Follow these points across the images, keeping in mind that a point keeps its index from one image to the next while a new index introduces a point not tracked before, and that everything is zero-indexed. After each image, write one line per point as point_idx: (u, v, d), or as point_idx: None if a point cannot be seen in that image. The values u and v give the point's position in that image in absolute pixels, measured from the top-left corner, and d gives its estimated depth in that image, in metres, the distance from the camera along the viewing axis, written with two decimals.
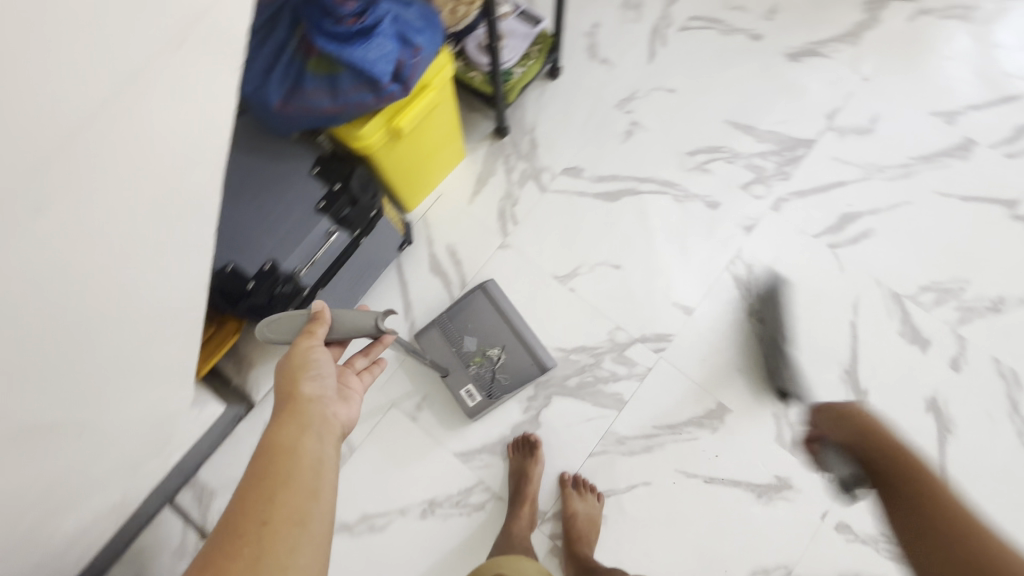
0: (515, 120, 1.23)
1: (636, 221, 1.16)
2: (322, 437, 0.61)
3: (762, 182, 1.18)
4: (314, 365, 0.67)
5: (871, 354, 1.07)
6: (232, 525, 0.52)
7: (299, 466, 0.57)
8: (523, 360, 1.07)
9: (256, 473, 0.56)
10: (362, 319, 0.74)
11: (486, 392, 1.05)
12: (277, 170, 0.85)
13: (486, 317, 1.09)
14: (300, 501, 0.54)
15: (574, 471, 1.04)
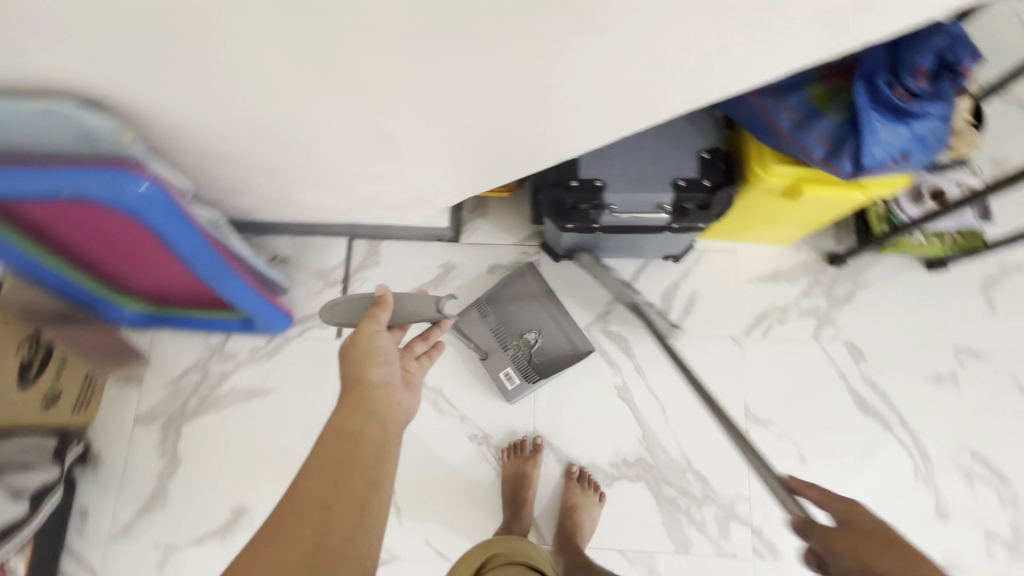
0: (856, 264, 1.10)
1: (861, 446, 1.01)
2: (386, 426, 0.64)
3: (1007, 549, 0.97)
4: (379, 352, 0.71)
5: None
6: (295, 503, 0.56)
7: (362, 455, 0.60)
8: (558, 340, 1.07)
9: (322, 456, 0.59)
10: (424, 301, 0.80)
11: (524, 375, 1.04)
12: (678, 128, 0.84)
13: (522, 299, 1.08)
14: (360, 488, 0.57)
15: (580, 464, 1.03)
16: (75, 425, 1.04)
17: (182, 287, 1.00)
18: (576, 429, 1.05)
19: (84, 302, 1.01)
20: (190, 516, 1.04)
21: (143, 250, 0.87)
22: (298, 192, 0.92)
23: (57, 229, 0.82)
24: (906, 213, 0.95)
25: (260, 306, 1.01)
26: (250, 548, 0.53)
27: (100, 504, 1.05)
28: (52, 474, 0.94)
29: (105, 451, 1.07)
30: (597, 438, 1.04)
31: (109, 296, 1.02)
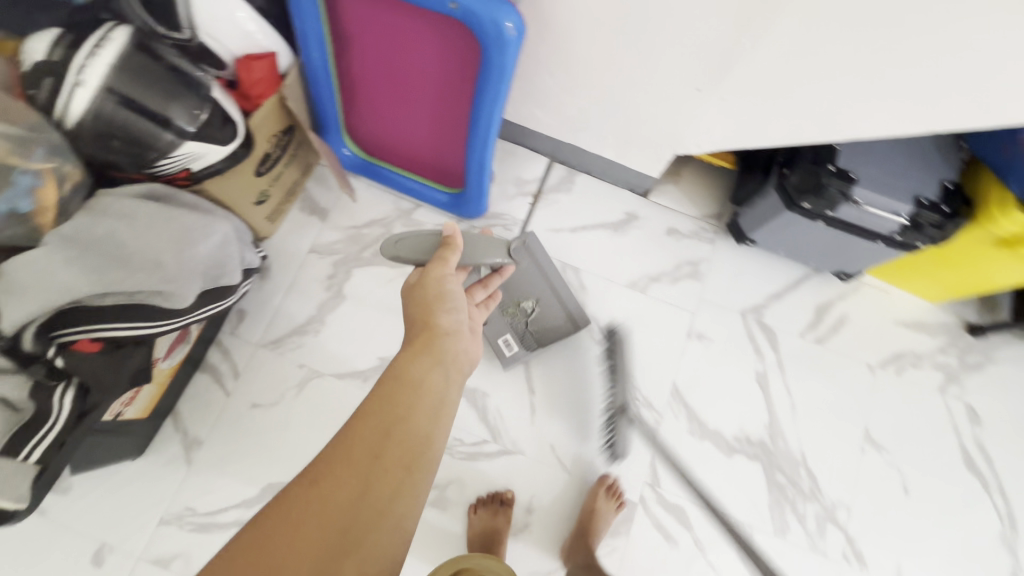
0: (991, 340, 1.19)
1: (958, 499, 1.09)
2: (447, 376, 0.71)
3: None
4: (448, 297, 0.80)
5: None
6: (351, 441, 0.61)
7: (422, 404, 0.67)
8: (552, 307, 1.08)
9: (385, 400, 0.66)
10: (495, 249, 0.91)
11: (520, 342, 1.07)
12: (932, 155, 0.94)
13: (524, 265, 1.07)
14: (413, 438, 0.63)
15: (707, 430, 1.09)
16: (264, 234, 1.08)
17: (417, 137, 1.06)
18: (711, 397, 1.11)
19: (319, 124, 1.06)
20: (338, 352, 1.08)
21: (425, 81, 0.94)
22: (565, 94, 0.99)
23: (368, 33, 0.89)
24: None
25: (478, 182, 1.05)
26: (301, 483, 0.58)
27: (259, 312, 1.09)
28: (257, 260, 0.95)
29: (279, 267, 1.12)
30: (726, 411, 1.11)
31: (340, 123, 1.07)
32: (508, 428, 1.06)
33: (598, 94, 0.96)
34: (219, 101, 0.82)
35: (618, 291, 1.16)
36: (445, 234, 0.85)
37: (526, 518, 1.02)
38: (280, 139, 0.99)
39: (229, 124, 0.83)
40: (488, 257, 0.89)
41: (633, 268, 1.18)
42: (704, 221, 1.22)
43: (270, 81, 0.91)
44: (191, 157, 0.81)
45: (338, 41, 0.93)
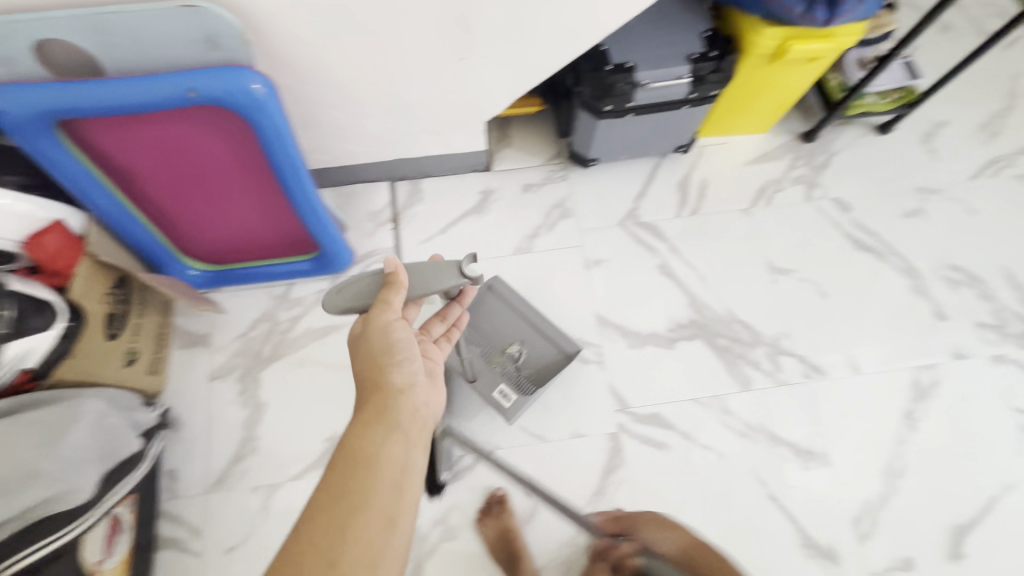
0: (824, 138, 1.32)
1: (865, 277, 1.20)
2: (408, 440, 0.66)
3: (997, 334, 1.16)
4: (399, 348, 0.73)
5: (990, 532, 1.03)
6: (296, 547, 0.56)
7: (385, 479, 0.62)
8: (537, 348, 1.11)
9: (336, 489, 0.61)
10: (444, 273, 0.70)
11: (516, 388, 1.06)
12: (684, 16, 1.03)
13: (500, 314, 1.12)
14: (375, 524, 0.59)
15: (643, 337, 1.15)
16: (154, 388, 1.04)
17: (250, 226, 1.05)
18: (632, 307, 1.17)
19: (154, 261, 1.05)
20: (285, 455, 1.05)
21: (225, 172, 0.93)
22: (360, 119, 1.01)
23: (143, 156, 0.87)
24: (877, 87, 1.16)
25: (329, 235, 1.06)
26: None
27: (190, 461, 1.04)
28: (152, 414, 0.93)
29: (188, 410, 1.07)
30: (651, 311, 1.17)
31: (173, 249, 1.05)
32: (475, 434, 1.07)
33: (382, 106, 0.99)
34: (24, 291, 0.80)
35: (509, 262, 1.20)
36: (386, 271, 0.73)
37: (533, 502, 1.04)
38: (119, 294, 0.95)
39: (46, 306, 0.81)
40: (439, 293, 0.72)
41: (511, 236, 1.22)
42: (552, 164, 1.28)
43: (70, 248, 0.88)
44: (21, 356, 0.79)
45: (121, 176, 0.90)
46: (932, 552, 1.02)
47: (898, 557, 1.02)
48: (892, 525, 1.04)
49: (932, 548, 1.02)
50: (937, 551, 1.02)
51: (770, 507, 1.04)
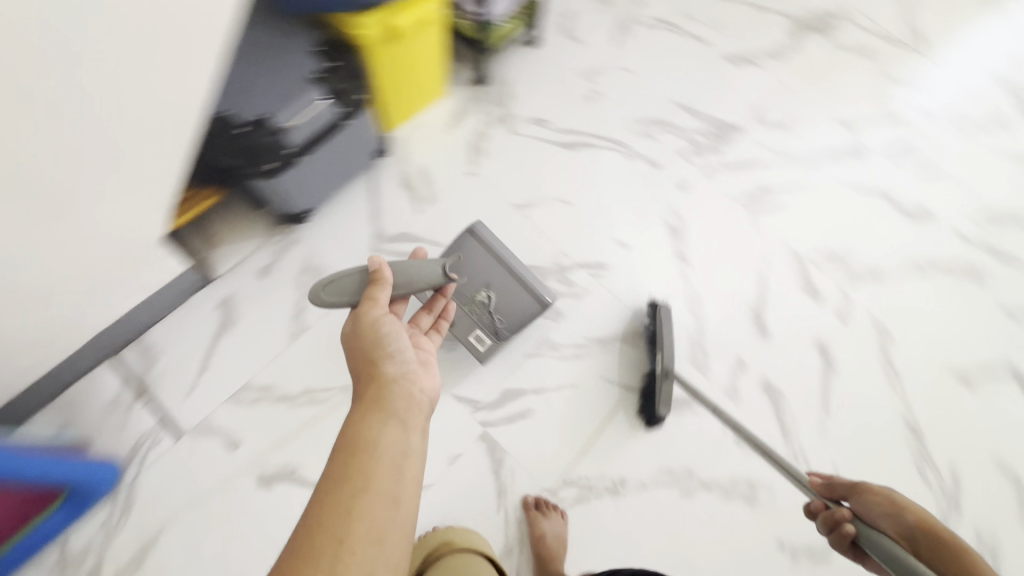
0: (494, 74, 1.40)
1: (589, 169, 1.33)
2: (408, 427, 0.66)
3: (698, 154, 1.37)
4: (389, 340, 0.76)
5: (775, 299, 1.25)
6: (302, 534, 0.55)
7: (393, 459, 0.62)
8: (508, 290, 1.11)
9: (337, 471, 0.60)
10: (428, 270, 0.89)
11: (491, 334, 1.09)
12: (285, 43, 0.98)
13: (474, 256, 1.10)
14: (380, 508, 0.58)
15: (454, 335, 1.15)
16: None
17: None
18: None
19: None
20: None
21: None
22: (3, 348, 0.80)
23: None
24: (494, 15, 1.23)
25: (64, 469, 0.87)
26: None
27: None
28: None
29: None
30: None
31: None
32: None
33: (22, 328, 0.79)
34: None
35: (291, 353, 1.11)
36: (371, 269, 0.82)
37: None
38: None
39: None
40: (423, 286, 0.89)
41: (278, 327, 1.12)
42: (273, 238, 1.18)
43: None
44: None
45: None
46: (750, 341, 1.21)
47: (731, 362, 1.19)
48: (716, 343, 1.20)
49: (748, 339, 1.21)
50: (752, 339, 1.21)
51: (632, 396, 1.14)
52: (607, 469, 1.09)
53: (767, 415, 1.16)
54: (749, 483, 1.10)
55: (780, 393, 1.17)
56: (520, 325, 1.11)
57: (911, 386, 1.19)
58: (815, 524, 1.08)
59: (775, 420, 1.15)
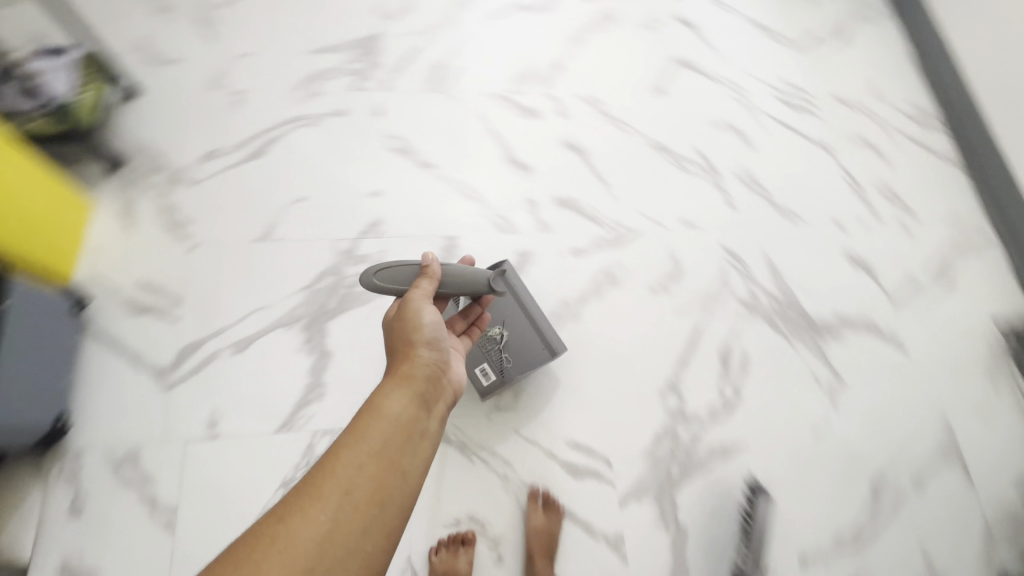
0: (124, 149, 1.21)
1: (292, 159, 1.26)
2: (429, 410, 0.77)
3: (366, 78, 1.37)
4: (428, 329, 0.86)
5: (513, 138, 1.37)
6: (312, 481, 0.65)
7: (415, 433, 0.73)
8: (521, 335, 1.11)
9: (358, 428, 0.71)
10: (472, 282, 0.99)
11: (497, 373, 1.09)
12: None
13: (504, 304, 1.12)
14: (384, 469, 0.68)
15: (314, 381, 1.07)
16: None
17: None
18: (276, 388, 1.06)
19: None
20: None
21: None
22: None
23: None
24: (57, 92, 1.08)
25: None
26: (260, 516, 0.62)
27: None
28: None
29: None
30: (284, 367, 1.08)
31: None
32: None
33: None
34: None
35: (181, 539, 0.95)
36: (426, 263, 0.94)
37: (461, 517, 1.03)
38: None
39: None
40: (463, 289, 0.99)
41: (146, 533, 0.95)
42: (49, 479, 0.96)
43: None
44: None
45: None
46: (522, 180, 1.32)
47: (524, 206, 1.30)
48: (504, 203, 1.29)
49: (521, 181, 1.32)
50: (523, 178, 1.33)
51: None
52: None
53: (575, 217, 1.31)
54: (606, 272, 1.26)
55: (571, 198, 1.32)
56: (528, 371, 1.10)
57: (635, 120, 1.43)
58: (660, 257, 1.29)
59: (584, 218, 1.31)
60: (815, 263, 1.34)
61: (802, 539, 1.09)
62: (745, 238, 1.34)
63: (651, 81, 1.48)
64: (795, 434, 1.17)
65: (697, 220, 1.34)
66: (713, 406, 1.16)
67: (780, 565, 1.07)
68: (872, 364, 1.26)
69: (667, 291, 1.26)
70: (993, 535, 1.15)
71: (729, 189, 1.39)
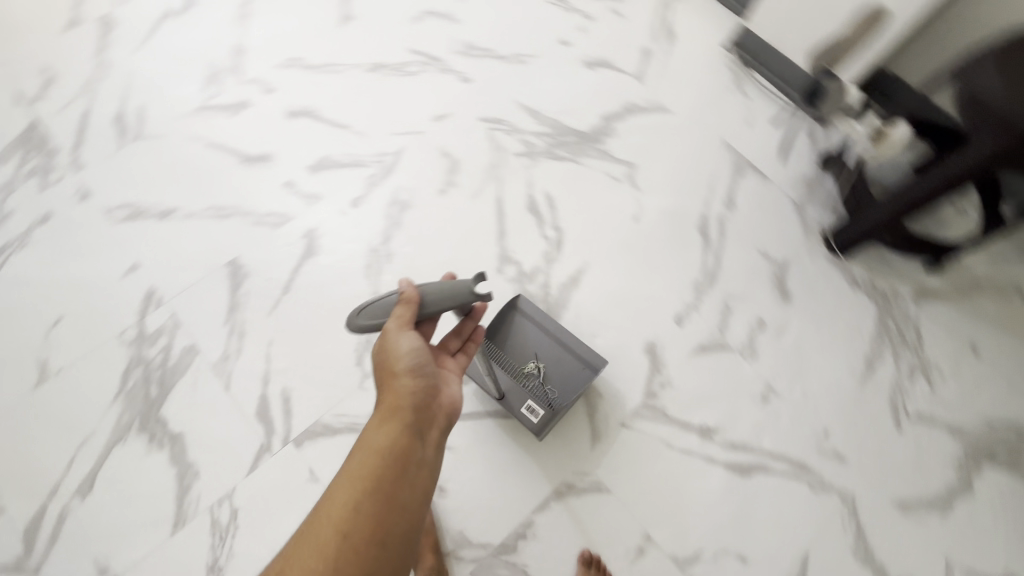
0: None
1: (27, 291, 1.15)
2: (422, 439, 0.78)
3: (53, 172, 1.24)
4: (413, 358, 0.84)
5: (236, 139, 1.30)
6: (315, 529, 0.67)
7: (409, 469, 0.74)
8: (561, 363, 1.06)
9: (352, 469, 0.72)
10: (453, 291, 0.88)
11: (546, 404, 1.04)
12: None
13: (527, 335, 1.07)
14: (382, 507, 0.69)
15: (179, 465, 1.02)
16: None
17: None
18: (146, 497, 1.00)
19: None
20: None
21: None
22: None
23: None
24: None
25: None
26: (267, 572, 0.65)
27: None
28: None
29: None
30: (141, 474, 1.01)
31: None
32: None
33: None
34: None
35: None
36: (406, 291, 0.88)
37: None
38: None
39: None
40: (449, 303, 0.89)
41: None
42: None
43: None
44: None
45: None
46: (270, 172, 1.27)
47: (285, 192, 1.25)
48: (264, 200, 1.24)
49: (268, 172, 1.27)
50: (268, 168, 1.27)
51: (293, 286, 1.17)
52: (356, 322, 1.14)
53: (339, 173, 1.28)
54: (394, 200, 1.25)
55: (324, 158, 1.29)
56: (575, 393, 1.05)
57: (339, 58, 1.40)
58: (433, 160, 1.30)
59: (347, 169, 1.28)
60: (562, 86, 1.41)
61: (670, 305, 1.20)
62: (495, 100, 1.37)
63: (337, 16, 1.45)
64: (619, 230, 1.26)
65: (447, 109, 1.36)
66: (545, 253, 1.23)
67: (663, 334, 1.17)
68: (649, 137, 1.37)
69: (455, 183, 1.28)
70: (804, 204, 1.30)
71: (458, 67, 1.41)
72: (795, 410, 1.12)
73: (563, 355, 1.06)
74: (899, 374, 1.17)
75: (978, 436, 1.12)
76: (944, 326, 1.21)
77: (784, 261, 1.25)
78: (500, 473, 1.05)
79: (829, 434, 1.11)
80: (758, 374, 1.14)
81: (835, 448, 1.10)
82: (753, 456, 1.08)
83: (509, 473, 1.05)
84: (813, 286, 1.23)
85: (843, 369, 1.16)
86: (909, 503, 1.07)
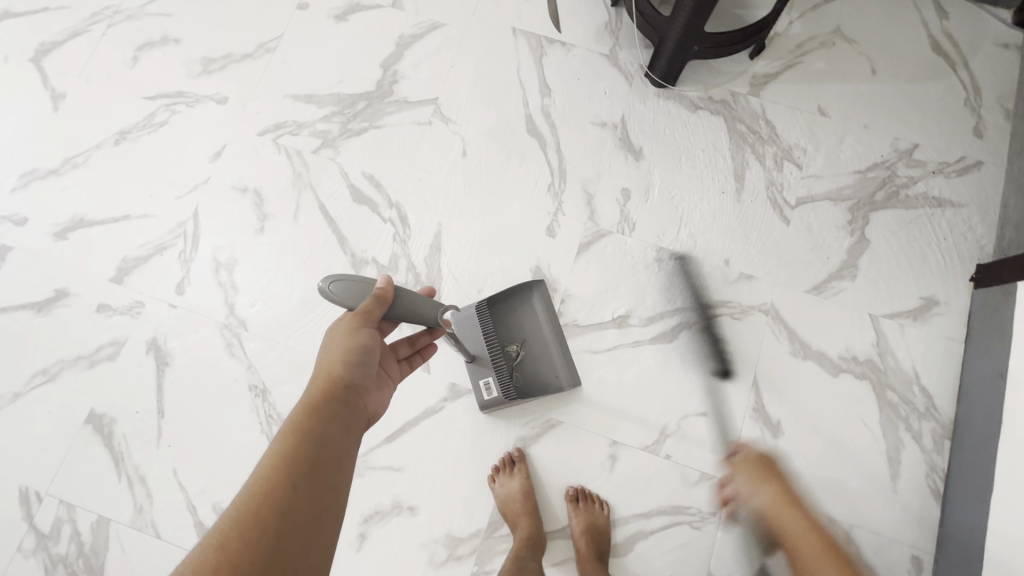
0: None
1: None
2: (354, 432, 0.64)
3: None
4: (364, 349, 0.70)
5: (16, 291, 1.12)
6: (243, 510, 0.53)
7: (341, 478, 0.59)
8: (546, 358, 1.05)
9: (285, 449, 0.58)
10: (426, 311, 0.81)
11: (503, 393, 1.00)
12: None
13: (529, 313, 1.05)
14: (309, 494, 0.56)
15: None
16: None
17: None
18: None
19: None
20: None
21: None
22: None
23: None
24: None
25: None
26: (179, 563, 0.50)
27: None
28: None
29: None
30: None
31: None
32: None
33: None
34: None
35: None
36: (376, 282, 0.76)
37: (362, 528, 1.01)
38: None
39: None
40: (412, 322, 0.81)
41: None
42: None
43: None
44: None
45: None
46: (74, 306, 1.11)
47: (102, 317, 1.10)
48: (85, 338, 1.10)
49: (71, 306, 1.11)
50: (69, 302, 1.11)
51: (167, 405, 1.06)
52: (249, 404, 1.05)
53: (146, 268, 1.13)
54: (219, 266, 1.12)
55: (123, 261, 1.13)
56: (532, 395, 1.04)
57: (77, 147, 1.20)
58: (235, 202, 1.16)
59: (152, 259, 1.13)
60: (325, 54, 1.24)
61: (536, 220, 1.14)
62: (264, 106, 1.21)
63: (46, 102, 1.22)
64: (455, 174, 1.17)
65: (220, 143, 1.19)
66: (396, 236, 1.14)
67: (544, 252, 1.12)
68: (438, 60, 1.23)
69: (271, 214, 1.15)
70: (615, 52, 1.22)
71: (207, 91, 1.22)
72: (691, 256, 1.11)
73: (552, 351, 1.04)
74: (767, 170, 1.16)
75: (854, 190, 1.14)
76: (789, 104, 1.19)
77: (622, 120, 1.19)
78: (458, 463, 1.03)
79: (730, 261, 1.11)
80: (644, 242, 1.12)
81: (741, 271, 1.10)
82: (673, 318, 1.08)
83: (467, 458, 1.03)
84: (657, 130, 1.18)
85: (716, 194, 1.15)
86: (821, 283, 1.10)
